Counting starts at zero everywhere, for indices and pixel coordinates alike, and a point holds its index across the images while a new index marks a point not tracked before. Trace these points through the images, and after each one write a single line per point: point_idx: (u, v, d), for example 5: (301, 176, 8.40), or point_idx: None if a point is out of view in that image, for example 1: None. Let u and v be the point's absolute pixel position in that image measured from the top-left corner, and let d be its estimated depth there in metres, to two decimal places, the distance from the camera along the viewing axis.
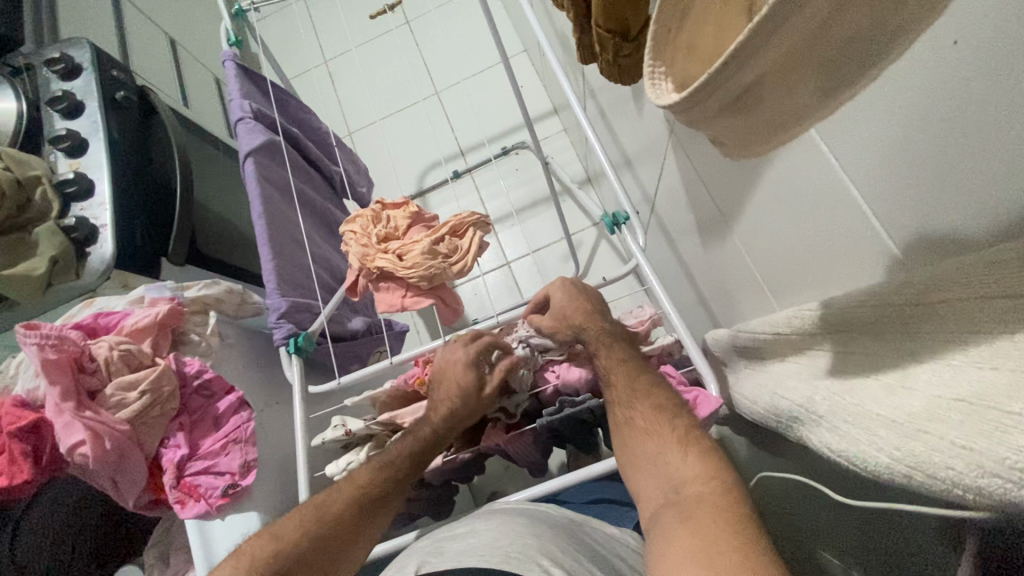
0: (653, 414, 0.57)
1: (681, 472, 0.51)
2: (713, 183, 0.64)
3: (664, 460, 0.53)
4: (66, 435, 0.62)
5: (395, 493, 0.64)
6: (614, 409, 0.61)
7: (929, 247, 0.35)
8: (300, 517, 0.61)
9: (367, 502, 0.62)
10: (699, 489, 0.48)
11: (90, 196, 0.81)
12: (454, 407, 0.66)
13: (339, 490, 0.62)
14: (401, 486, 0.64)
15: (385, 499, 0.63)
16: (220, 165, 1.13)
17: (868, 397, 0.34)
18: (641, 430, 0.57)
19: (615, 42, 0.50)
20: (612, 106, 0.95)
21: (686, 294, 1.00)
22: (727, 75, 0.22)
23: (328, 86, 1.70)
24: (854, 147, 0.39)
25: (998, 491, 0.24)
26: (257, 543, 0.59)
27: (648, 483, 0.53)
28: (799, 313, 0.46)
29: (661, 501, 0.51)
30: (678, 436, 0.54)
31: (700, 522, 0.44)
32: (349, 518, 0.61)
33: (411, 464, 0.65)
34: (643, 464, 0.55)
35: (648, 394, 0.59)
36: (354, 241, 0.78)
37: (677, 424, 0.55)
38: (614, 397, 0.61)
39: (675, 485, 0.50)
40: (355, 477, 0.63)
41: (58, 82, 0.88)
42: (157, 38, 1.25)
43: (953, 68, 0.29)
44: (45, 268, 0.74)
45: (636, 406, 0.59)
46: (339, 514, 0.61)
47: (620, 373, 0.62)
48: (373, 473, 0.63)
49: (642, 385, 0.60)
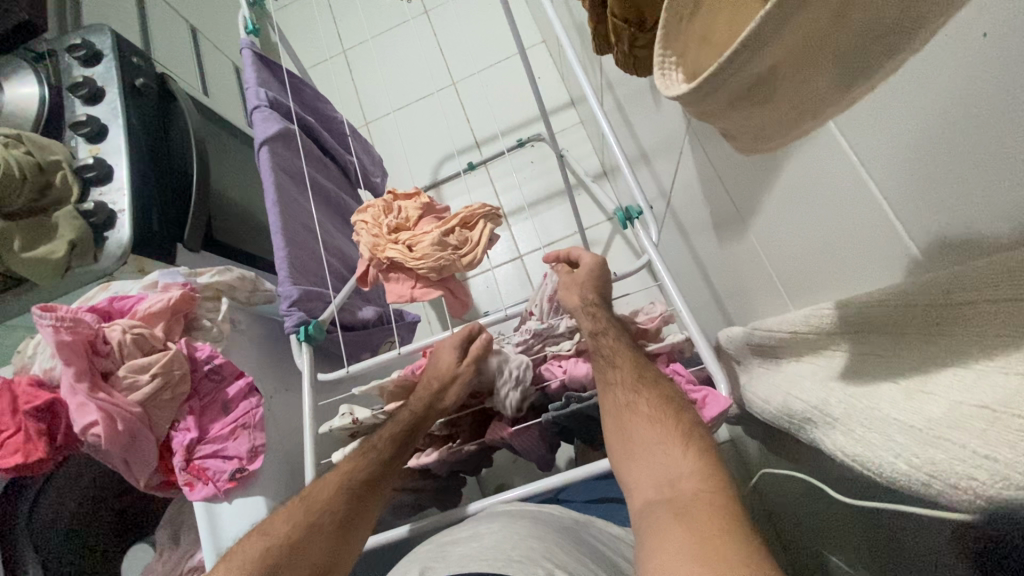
0: (658, 404, 0.57)
1: (680, 466, 0.50)
2: (730, 178, 0.62)
3: (659, 451, 0.53)
4: (79, 415, 0.63)
5: (385, 474, 0.65)
6: (613, 391, 0.61)
7: (953, 248, 0.34)
8: (289, 511, 0.61)
9: (357, 484, 0.63)
10: (695, 487, 0.47)
11: (109, 180, 0.82)
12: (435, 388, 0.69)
13: (326, 479, 0.63)
14: (390, 467, 0.66)
15: (375, 480, 0.64)
16: (236, 152, 1.14)
17: (886, 403, 0.33)
18: (641, 416, 0.57)
19: (630, 33, 0.49)
20: (630, 99, 0.94)
21: (700, 291, 0.98)
22: (740, 66, 0.21)
23: (346, 75, 1.70)
24: (877, 143, 0.37)
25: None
26: (250, 542, 0.59)
27: (642, 470, 0.53)
28: (816, 312, 0.44)
29: (654, 494, 0.50)
30: (680, 431, 0.54)
31: (694, 516, 0.44)
32: (340, 499, 0.61)
33: (394, 445, 0.67)
34: (638, 451, 0.55)
35: (654, 382, 0.60)
36: (366, 230, 0.78)
37: (682, 419, 0.55)
38: (617, 380, 0.62)
39: (671, 480, 0.50)
40: (341, 464, 0.64)
41: (80, 68, 0.89)
42: (178, 25, 1.26)
43: (984, 61, 0.28)
44: (64, 251, 0.76)
45: (642, 394, 0.59)
46: (329, 498, 0.61)
47: (625, 358, 0.63)
48: (359, 455, 0.65)
49: (649, 373, 0.61)
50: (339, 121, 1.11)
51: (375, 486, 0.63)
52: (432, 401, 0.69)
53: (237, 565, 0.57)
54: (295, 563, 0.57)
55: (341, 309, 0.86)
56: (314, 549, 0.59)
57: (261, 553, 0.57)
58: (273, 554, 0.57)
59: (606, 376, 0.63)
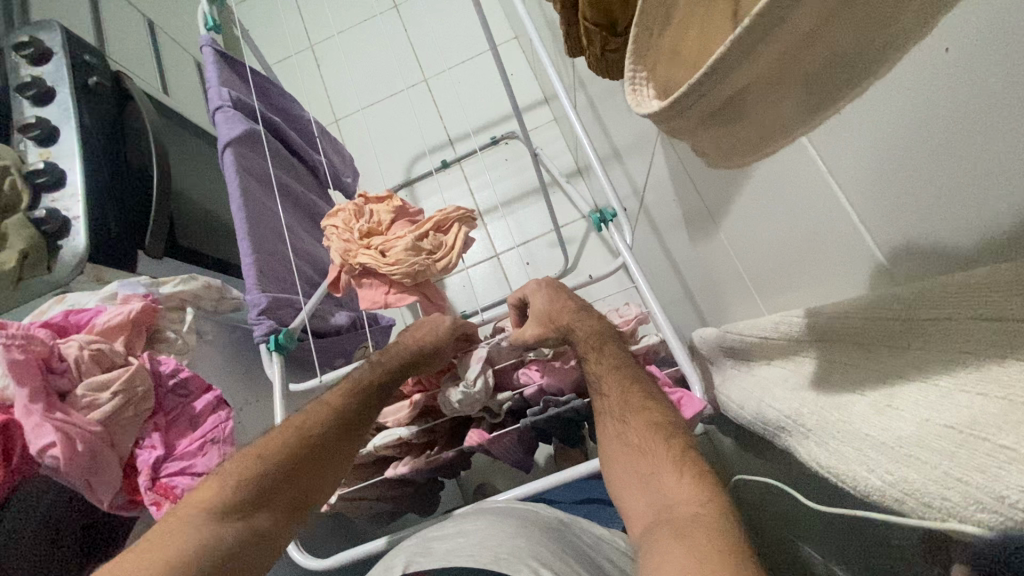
0: (646, 431, 0.57)
1: (675, 492, 0.50)
2: (700, 180, 0.62)
3: (655, 480, 0.53)
4: (35, 437, 0.58)
5: (370, 416, 0.65)
6: (604, 420, 0.62)
7: (916, 259, 0.35)
8: (283, 436, 0.59)
9: (343, 424, 0.62)
10: (692, 510, 0.47)
11: (61, 186, 0.78)
12: (422, 357, 0.69)
13: (315, 411, 0.62)
14: (373, 412, 0.66)
15: (361, 422, 0.64)
16: (199, 153, 1.10)
17: (855, 415, 0.33)
18: (633, 449, 0.57)
19: (601, 38, 0.49)
20: (602, 97, 0.94)
21: (672, 289, 0.99)
22: (709, 86, 0.21)
23: (314, 70, 1.65)
24: (844, 148, 0.37)
25: (998, 525, 0.23)
26: (236, 462, 0.57)
27: (638, 500, 0.53)
28: (786, 319, 0.45)
29: (652, 518, 0.50)
30: (672, 456, 0.53)
31: (694, 539, 0.43)
32: (329, 436, 0.61)
33: (378, 388, 0.67)
34: (632, 483, 0.55)
35: (641, 406, 0.59)
36: (336, 235, 0.77)
37: (672, 445, 0.54)
38: (605, 407, 0.62)
39: (666, 506, 0.50)
40: (330, 400, 0.63)
41: (28, 67, 0.85)
42: (134, 21, 1.20)
43: (945, 74, 0.28)
44: (14, 262, 0.71)
45: (629, 421, 0.59)
46: (319, 432, 0.60)
47: (612, 384, 0.62)
48: (349, 394, 0.64)
49: (636, 398, 0.60)
50: (307, 121, 1.08)
51: (364, 428, 0.64)
52: (414, 365, 0.69)
53: (232, 485, 0.55)
54: (283, 490, 0.57)
55: (313, 316, 0.84)
56: (305, 477, 0.59)
57: (253, 475, 0.56)
58: (267, 474, 0.56)
59: (596, 407, 0.63)
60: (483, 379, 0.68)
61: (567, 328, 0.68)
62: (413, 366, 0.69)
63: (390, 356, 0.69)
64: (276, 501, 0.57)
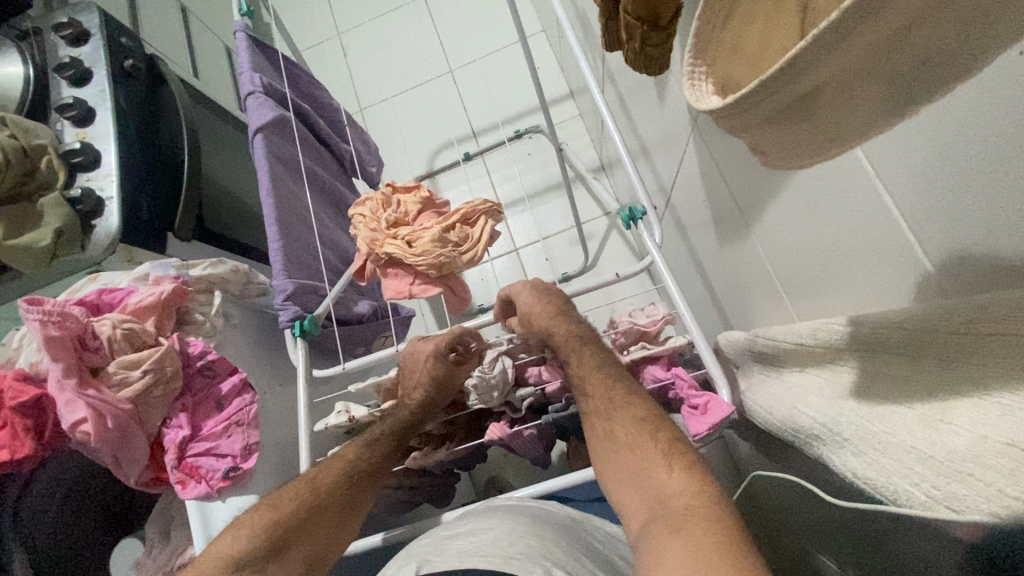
0: (635, 425, 0.56)
1: (667, 485, 0.48)
2: (734, 180, 0.61)
3: (648, 475, 0.51)
4: (67, 412, 0.62)
5: (382, 467, 0.65)
6: (591, 419, 0.61)
7: (973, 268, 0.33)
8: (294, 491, 0.59)
9: (357, 476, 0.63)
10: (687, 502, 0.45)
11: (97, 166, 0.80)
12: (429, 400, 0.70)
13: (329, 465, 0.62)
14: (388, 462, 0.66)
15: (375, 471, 0.64)
16: (228, 138, 1.11)
17: (901, 427, 0.32)
18: (623, 447, 0.56)
19: (642, 31, 0.48)
20: (633, 93, 0.93)
21: (697, 289, 0.98)
22: (784, 80, 0.21)
23: (341, 59, 1.66)
24: (897, 151, 0.36)
25: None
26: (252, 515, 0.57)
27: (632, 496, 0.52)
28: (825, 325, 0.43)
29: (649, 512, 0.48)
30: (661, 449, 0.52)
31: (689, 530, 0.42)
32: (342, 487, 0.61)
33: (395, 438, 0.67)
34: (627, 477, 0.53)
35: (626, 403, 0.58)
36: (363, 224, 0.77)
37: (659, 438, 0.53)
38: (591, 406, 0.62)
39: (659, 498, 0.48)
40: (345, 452, 0.63)
41: (66, 48, 0.86)
42: (168, 4, 1.21)
43: (1015, 81, 0.27)
44: (49, 240, 0.73)
45: (614, 416, 0.58)
46: (332, 485, 0.61)
47: (595, 383, 0.61)
48: (361, 445, 0.65)
49: (617, 394, 0.59)
50: (335, 109, 1.08)
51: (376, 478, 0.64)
52: (427, 408, 0.70)
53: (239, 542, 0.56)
54: (297, 546, 0.57)
55: (336, 303, 0.84)
56: (316, 532, 0.58)
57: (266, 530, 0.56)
58: (279, 528, 0.56)
59: (583, 408, 0.63)
60: (501, 367, 0.68)
61: (546, 332, 0.69)
62: (427, 409, 0.70)
63: (402, 406, 0.69)
64: (289, 556, 0.56)
